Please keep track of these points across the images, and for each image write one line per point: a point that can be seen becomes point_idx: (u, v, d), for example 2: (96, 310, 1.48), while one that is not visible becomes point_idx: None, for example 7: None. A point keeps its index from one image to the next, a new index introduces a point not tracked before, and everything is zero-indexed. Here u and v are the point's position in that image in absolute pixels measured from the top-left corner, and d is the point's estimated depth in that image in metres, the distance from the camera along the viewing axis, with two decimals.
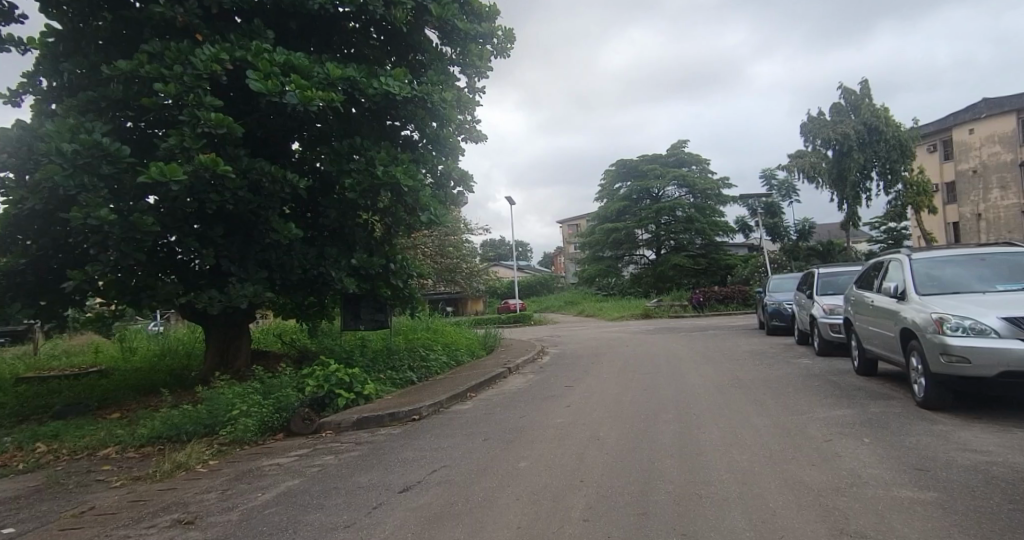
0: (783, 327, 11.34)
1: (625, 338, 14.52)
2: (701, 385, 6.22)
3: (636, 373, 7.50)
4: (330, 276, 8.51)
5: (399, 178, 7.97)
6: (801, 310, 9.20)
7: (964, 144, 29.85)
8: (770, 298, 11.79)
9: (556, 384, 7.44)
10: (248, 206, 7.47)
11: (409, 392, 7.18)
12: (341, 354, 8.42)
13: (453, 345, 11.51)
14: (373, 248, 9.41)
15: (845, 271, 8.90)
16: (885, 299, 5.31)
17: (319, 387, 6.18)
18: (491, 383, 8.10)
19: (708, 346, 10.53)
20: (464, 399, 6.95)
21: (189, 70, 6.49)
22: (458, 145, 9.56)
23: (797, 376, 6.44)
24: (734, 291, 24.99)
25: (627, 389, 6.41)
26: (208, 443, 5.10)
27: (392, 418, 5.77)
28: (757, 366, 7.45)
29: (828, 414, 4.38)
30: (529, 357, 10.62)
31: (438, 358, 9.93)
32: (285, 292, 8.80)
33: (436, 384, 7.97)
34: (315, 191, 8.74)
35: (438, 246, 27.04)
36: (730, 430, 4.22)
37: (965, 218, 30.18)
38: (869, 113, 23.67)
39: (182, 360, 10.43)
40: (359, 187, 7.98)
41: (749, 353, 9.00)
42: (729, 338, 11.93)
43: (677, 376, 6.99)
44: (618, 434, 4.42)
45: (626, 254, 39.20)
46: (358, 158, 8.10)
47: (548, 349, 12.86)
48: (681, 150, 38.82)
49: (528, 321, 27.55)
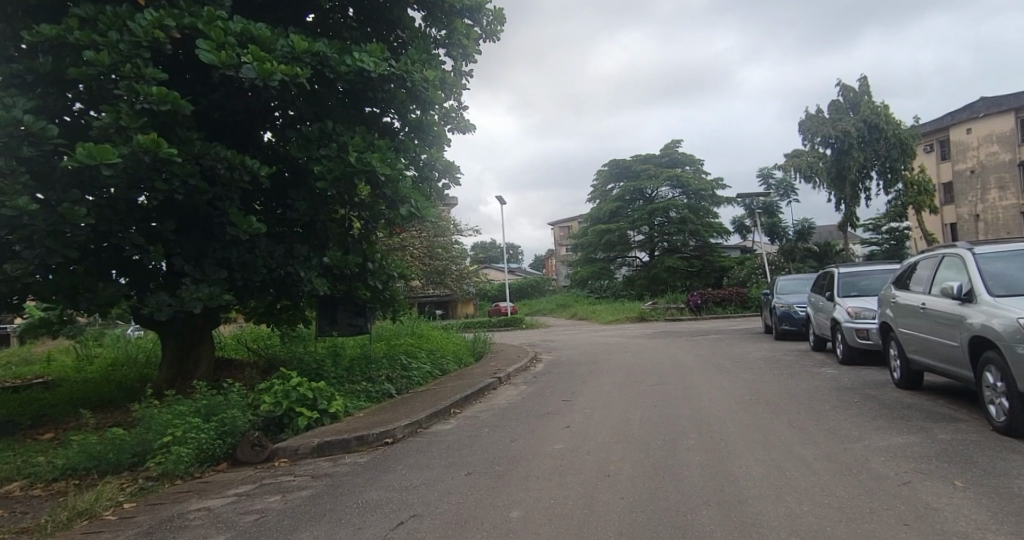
0: (793, 331, 10.60)
1: (623, 342, 13.72)
2: (720, 401, 5.39)
3: (642, 386, 6.67)
4: (299, 276, 7.61)
5: (375, 166, 7.11)
6: (819, 314, 8.45)
7: (962, 144, 29.45)
8: (780, 300, 11.05)
9: (550, 399, 6.57)
10: (201, 197, 6.55)
11: (385, 409, 6.28)
12: (310, 364, 7.52)
13: (438, 352, 10.59)
14: (349, 246, 8.54)
15: (869, 270, 8.15)
16: (939, 302, 4.53)
17: (276, 405, 5.28)
18: (478, 396, 7.23)
19: (715, 352, 9.73)
20: (448, 416, 6.08)
21: (127, 37, 5.57)
22: (444, 133, 8.84)
23: (828, 389, 5.64)
24: (732, 293, 24.22)
25: (635, 406, 5.58)
26: (132, 478, 4.17)
27: (359, 443, 4.88)
28: (777, 377, 6.65)
29: (890, 444, 3.56)
30: (521, 366, 9.72)
31: (420, 369, 9.01)
32: (250, 295, 7.88)
33: (417, 397, 7.09)
34: (284, 183, 7.87)
35: (425, 247, 26.12)
36: (772, 465, 3.39)
37: (963, 218, 29.79)
38: (869, 110, 23.10)
39: (139, 369, 9.44)
40: (330, 176, 7.11)
41: (763, 361, 8.22)
42: (735, 342, 11.17)
43: (690, 390, 6.16)
44: (632, 470, 3.56)
45: (619, 255, 38.48)
46: (330, 145, 7.25)
47: (542, 356, 11.99)
48: (675, 150, 38.19)
49: (519, 325, 26.67)
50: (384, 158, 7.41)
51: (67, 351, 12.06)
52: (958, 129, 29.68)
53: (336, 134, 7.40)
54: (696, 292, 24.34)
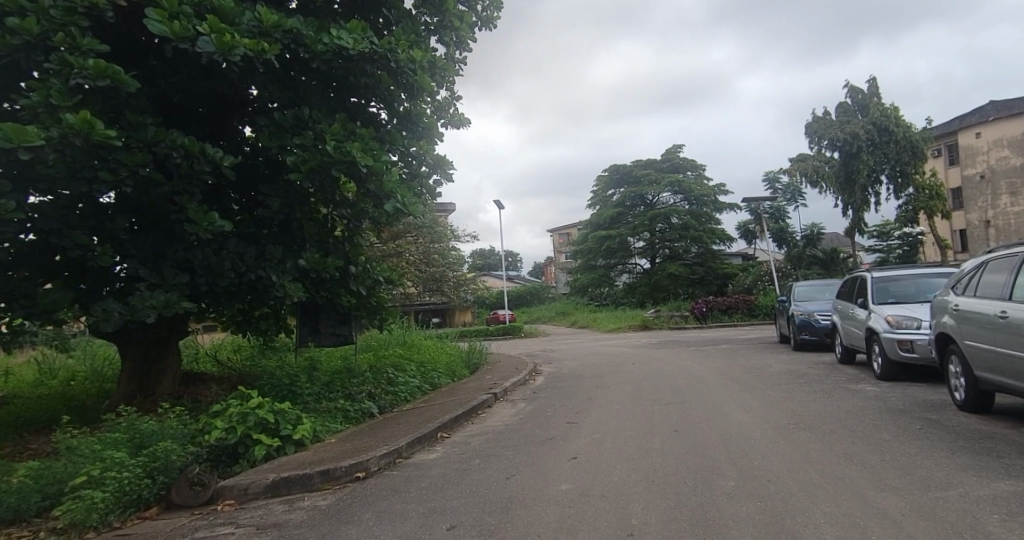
0: (814, 342, 9.83)
1: (627, 353, 12.95)
2: (753, 428, 4.57)
3: (657, 407, 5.84)
4: (270, 281, 6.79)
5: (356, 157, 6.36)
6: (848, 322, 7.71)
7: (971, 148, 28.79)
8: (797, 307, 10.29)
9: (551, 420, 5.76)
10: (157, 191, 5.77)
11: (362, 432, 5.44)
12: (283, 379, 6.68)
13: (430, 364, 9.75)
14: (331, 247, 7.76)
15: (904, 272, 7.40)
16: (1020, 309, 3.77)
17: (229, 432, 4.45)
18: (471, 416, 6.40)
19: (731, 365, 8.92)
20: (435, 442, 5.25)
21: (61, 2, 4.82)
22: (435, 124, 8.19)
23: (877, 412, 4.83)
24: (739, 301, 23.38)
25: (652, 433, 4.77)
26: (32, 530, 3.33)
27: (324, 480, 4.04)
28: (810, 395, 5.84)
29: (996, 493, 2.75)
30: (519, 379, 8.86)
31: (408, 384, 8.16)
32: (216, 302, 7.05)
33: (401, 417, 6.25)
34: (257, 177, 7.12)
35: (421, 253, 25.33)
36: (851, 524, 2.55)
37: (972, 225, 29.16)
38: (878, 112, 22.51)
39: (100, 384, 8.60)
40: (305, 168, 6.33)
41: (787, 375, 7.43)
42: (750, 353, 10.39)
43: (713, 412, 5.35)
44: (664, 528, 2.72)
45: (619, 262, 37.76)
46: (306, 134, 6.53)
47: (542, 368, 11.18)
48: (677, 155, 37.55)
49: (519, 332, 25.85)
50: (367, 149, 6.66)
51: (30, 363, 11.20)
52: (967, 133, 29.04)
53: (313, 122, 6.67)
54: (702, 300, 23.65)
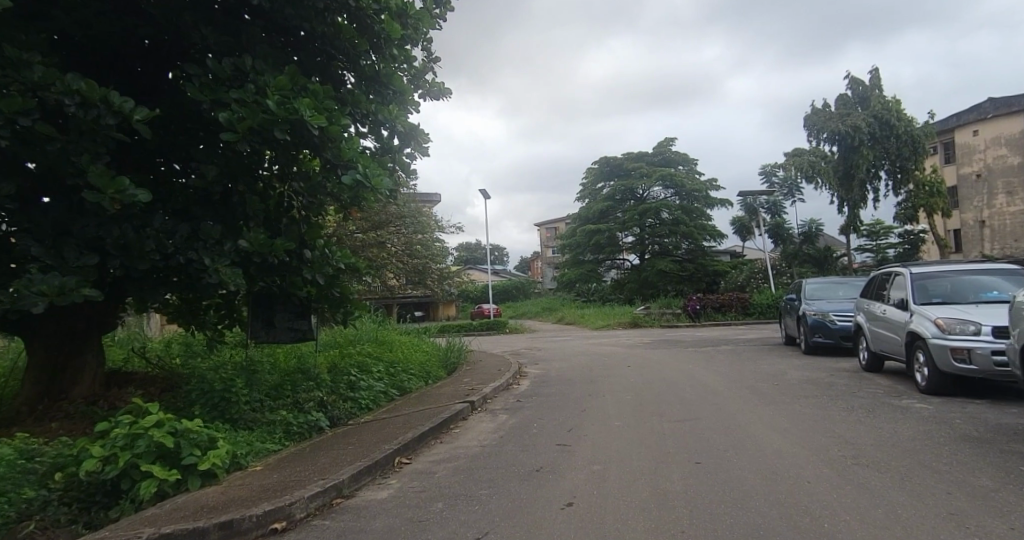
0: (828, 344, 8.91)
1: (619, 353, 11.98)
2: (805, 464, 3.51)
3: (669, 427, 4.79)
4: (202, 266, 5.57)
5: (304, 114, 5.19)
6: (879, 325, 6.75)
7: (967, 146, 28.39)
8: (810, 306, 9.37)
9: (541, 443, 4.66)
10: (45, 149, 4.50)
11: (298, 456, 4.27)
12: (213, 384, 5.48)
13: (400, 365, 8.63)
14: (282, 229, 6.58)
15: (946, 268, 6.44)
16: None
17: (107, 463, 3.28)
18: (441, 433, 5.27)
19: (740, 370, 7.95)
20: (389, 470, 4.11)
21: None
22: (408, 88, 7.03)
23: (953, 440, 3.82)
24: (733, 299, 22.56)
25: (672, 468, 3.69)
26: None
27: (224, 536, 2.87)
28: (852, 413, 4.83)
29: None
30: (499, 384, 7.77)
31: (371, 390, 7.02)
32: (137, 289, 5.80)
33: (354, 433, 5.10)
34: (192, 141, 5.91)
35: (403, 243, 24.11)
36: None
37: (967, 224, 28.77)
38: (879, 105, 21.79)
39: (14, 375, 7.36)
40: (242, 127, 5.10)
41: (809, 385, 6.47)
42: (756, 356, 9.45)
43: (742, 436, 4.30)
44: None
45: (607, 258, 36.93)
46: (246, 86, 5.32)
47: (528, 369, 10.14)
48: (668, 148, 36.67)
49: (504, 329, 24.83)
50: (320, 108, 5.47)
51: None
52: (963, 131, 28.61)
53: (256, 73, 5.45)
54: (695, 298, 22.80)
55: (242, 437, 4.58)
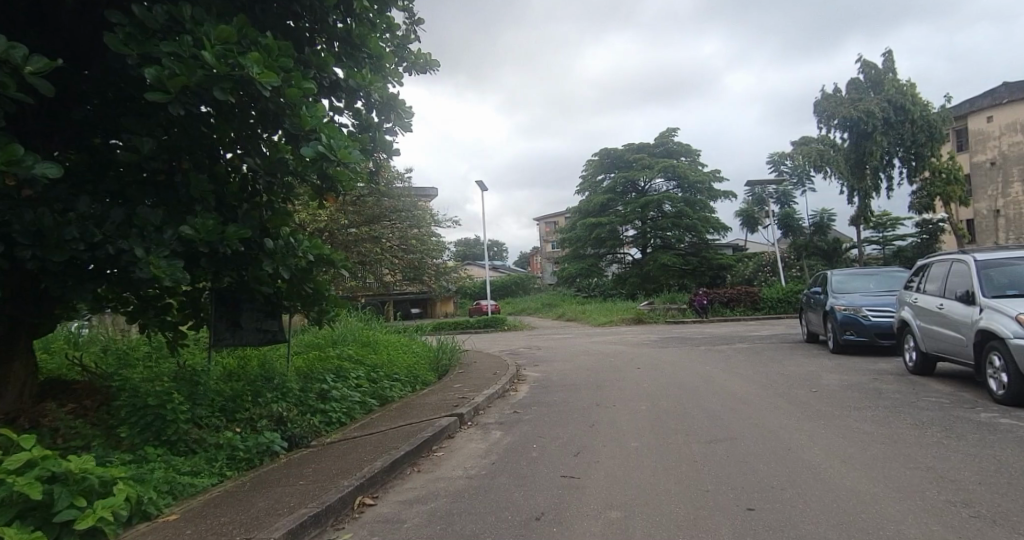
0: (860, 342, 8.03)
1: (626, 352, 11.10)
2: (915, 518, 2.54)
3: (706, 455, 3.83)
4: (133, 258, 4.58)
5: (251, 70, 4.22)
6: (933, 322, 5.83)
7: (981, 134, 27.58)
8: (838, 301, 8.48)
9: (544, 474, 3.72)
10: None
11: (233, 497, 3.31)
12: (145, 400, 4.50)
13: (384, 370, 7.69)
14: (238, 215, 5.59)
15: (1014, 253, 5.50)
16: None
17: None
18: (420, 460, 4.30)
19: (767, 374, 7.03)
20: (347, 518, 3.13)
21: None
22: (387, 52, 6.15)
23: None
24: (741, 293, 21.69)
25: (728, 520, 2.72)
26: None
27: None
28: (929, 433, 3.90)
29: None
30: (494, 391, 6.83)
31: (344, 401, 6.09)
32: (57, 286, 4.80)
33: (313, 460, 4.13)
34: (124, 110, 4.92)
35: (397, 237, 23.22)
36: None
37: (980, 214, 27.95)
38: (893, 89, 20.86)
39: None
40: (174, 86, 4.11)
41: (855, 393, 5.56)
42: (780, 356, 8.57)
43: (806, 470, 3.33)
44: None
45: (608, 252, 36.04)
46: (181, 36, 4.32)
47: (527, 372, 9.24)
48: (671, 139, 35.70)
49: (502, 326, 23.87)
50: (274, 64, 4.51)
51: None
52: (977, 117, 27.74)
53: (194, 24, 4.43)
54: (702, 293, 21.67)
55: (164, 473, 3.63)
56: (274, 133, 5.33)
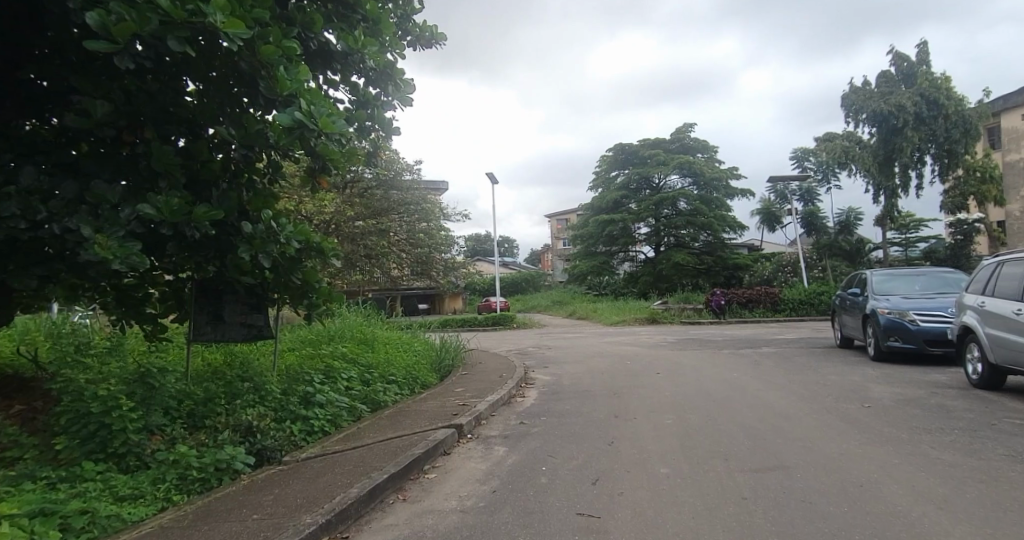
0: (906, 350, 7.23)
1: (641, 355, 10.34)
2: None
3: (757, 492, 3.08)
4: (79, 239, 3.92)
5: (213, 17, 3.52)
6: (1007, 330, 5.04)
7: (1015, 132, 26.37)
8: (882, 304, 7.67)
9: (553, 510, 3.01)
10: None
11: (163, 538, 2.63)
12: (89, 405, 3.84)
13: (378, 370, 7.02)
14: (210, 196, 4.92)
15: None
16: None
17: None
18: (407, 486, 3.58)
19: (806, 384, 6.28)
20: None
21: None
22: (385, 15, 5.48)
23: None
24: (761, 293, 20.78)
25: None
26: None
27: None
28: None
29: None
30: (498, 398, 6.12)
31: (329, 406, 5.40)
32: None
33: (278, 483, 3.44)
34: (79, 70, 4.26)
35: (405, 231, 22.56)
36: None
37: (1012, 216, 26.77)
38: (927, 82, 19.79)
39: None
40: (120, 33, 3.44)
41: (917, 411, 4.79)
42: (814, 363, 7.79)
43: (896, 520, 2.58)
44: None
45: (621, 250, 35.17)
46: None
47: (535, 375, 8.53)
48: (688, 134, 34.69)
49: (510, 323, 23.19)
50: (244, 13, 3.81)
51: None
52: (1011, 115, 26.54)
53: None
54: (719, 293, 20.83)
55: (89, 501, 2.97)
56: (251, 101, 4.66)
